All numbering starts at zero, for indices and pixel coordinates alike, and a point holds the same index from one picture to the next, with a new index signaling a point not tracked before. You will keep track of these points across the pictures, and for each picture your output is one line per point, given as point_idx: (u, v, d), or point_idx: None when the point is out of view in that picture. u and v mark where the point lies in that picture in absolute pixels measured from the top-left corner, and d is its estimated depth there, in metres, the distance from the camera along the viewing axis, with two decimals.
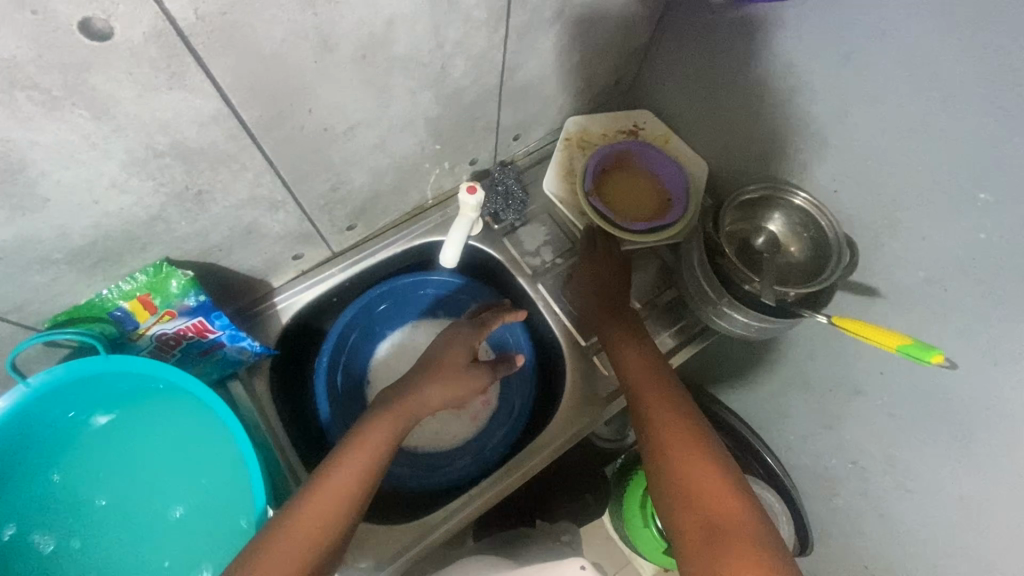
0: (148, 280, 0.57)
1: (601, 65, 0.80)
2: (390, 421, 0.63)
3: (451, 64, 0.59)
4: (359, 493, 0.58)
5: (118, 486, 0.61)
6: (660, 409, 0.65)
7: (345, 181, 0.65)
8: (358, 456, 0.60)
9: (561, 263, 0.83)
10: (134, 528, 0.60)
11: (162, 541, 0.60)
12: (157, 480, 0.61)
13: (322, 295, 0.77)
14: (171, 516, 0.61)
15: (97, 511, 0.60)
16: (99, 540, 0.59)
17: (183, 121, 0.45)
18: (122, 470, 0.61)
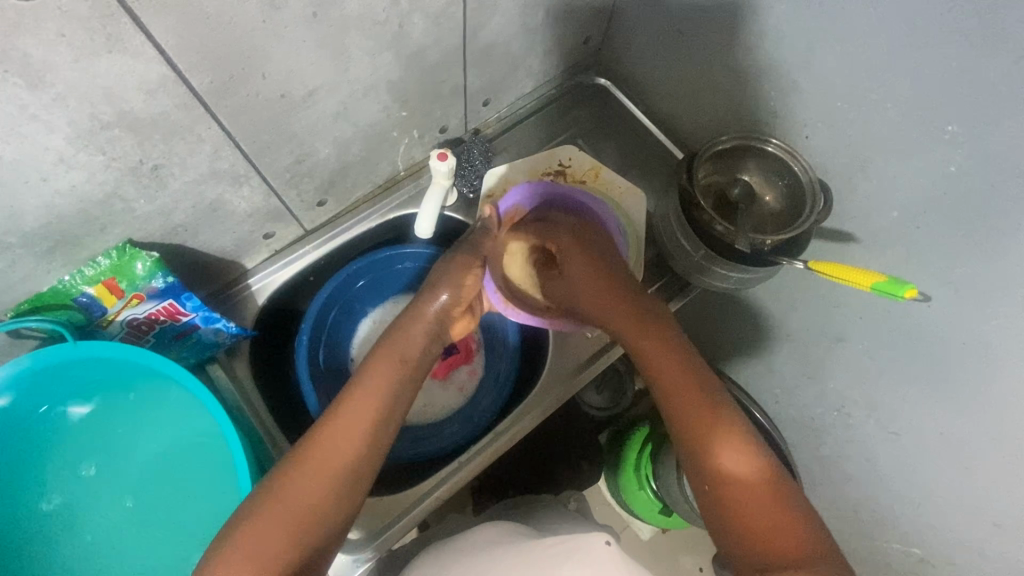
0: (112, 263, 0.55)
1: (568, 22, 0.78)
2: (371, 388, 0.62)
3: (409, 22, 0.57)
4: (343, 471, 0.57)
5: (130, 507, 0.60)
6: (685, 398, 0.62)
7: (310, 152, 0.64)
8: (334, 431, 0.58)
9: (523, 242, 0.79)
10: (170, 472, 0.61)
11: (182, 452, 0.61)
12: (103, 503, 0.60)
13: (298, 274, 0.76)
14: (135, 447, 0.61)
15: (160, 504, 0.61)
16: (173, 516, 0.60)
17: (128, 88, 0.43)
18: (114, 498, 0.60)
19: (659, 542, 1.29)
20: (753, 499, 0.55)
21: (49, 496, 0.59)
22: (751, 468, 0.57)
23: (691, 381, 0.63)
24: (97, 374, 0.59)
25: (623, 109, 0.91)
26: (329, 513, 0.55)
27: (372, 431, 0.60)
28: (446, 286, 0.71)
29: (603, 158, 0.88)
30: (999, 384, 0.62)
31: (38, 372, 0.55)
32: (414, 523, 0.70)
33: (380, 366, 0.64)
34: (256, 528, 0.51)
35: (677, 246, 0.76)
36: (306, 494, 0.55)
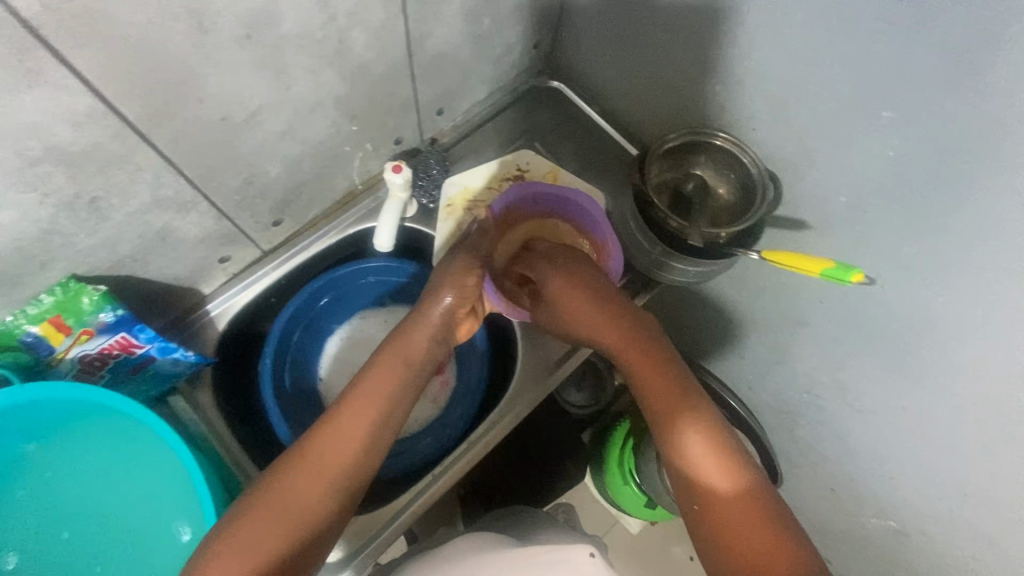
0: (56, 300, 0.54)
1: (515, 27, 0.79)
2: (369, 398, 0.62)
3: (349, 37, 0.57)
4: (336, 482, 0.57)
5: (121, 530, 0.60)
6: (665, 404, 0.64)
7: (259, 172, 0.63)
8: (332, 442, 0.59)
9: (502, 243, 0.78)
10: (140, 484, 0.60)
11: (140, 462, 0.60)
12: (94, 538, 0.59)
13: (258, 296, 0.75)
14: (73, 492, 0.59)
15: (147, 513, 0.60)
16: (142, 539, 0.59)
17: (55, 122, 0.42)
18: (102, 529, 0.59)
19: (649, 534, 1.30)
20: (733, 508, 0.57)
21: (44, 550, 0.58)
22: (730, 475, 0.59)
23: (677, 391, 0.64)
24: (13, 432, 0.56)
25: (578, 110, 0.91)
26: (317, 524, 0.56)
27: (367, 443, 0.60)
28: (449, 290, 0.69)
29: (562, 160, 0.89)
30: (954, 358, 0.64)
31: None
32: (391, 537, 0.70)
33: (379, 376, 0.64)
34: (241, 538, 0.52)
35: (636, 243, 0.77)
36: (294, 502, 0.55)
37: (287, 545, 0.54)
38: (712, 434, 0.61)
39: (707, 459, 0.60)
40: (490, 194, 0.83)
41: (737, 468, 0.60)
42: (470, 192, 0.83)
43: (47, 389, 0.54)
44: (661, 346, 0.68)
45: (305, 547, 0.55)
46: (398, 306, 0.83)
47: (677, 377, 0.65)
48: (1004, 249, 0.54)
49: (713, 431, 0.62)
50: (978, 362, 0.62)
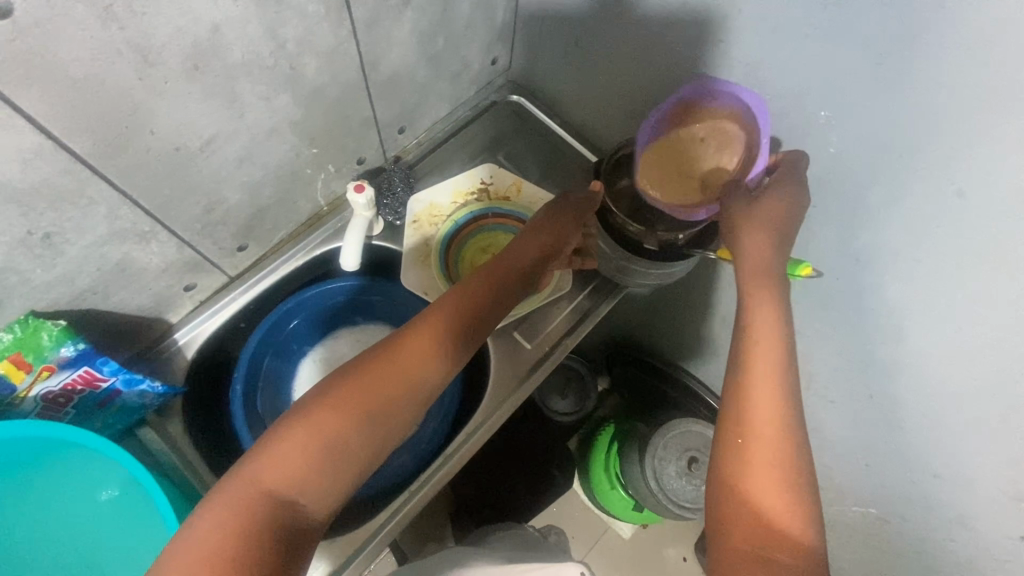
0: (16, 338, 0.53)
1: (470, 46, 0.81)
2: (437, 347, 0.59)
3: (301, 63, 0.58)
4: (381, 427, 0.54)
5: (107, 539, 0.60)
6: (763, 364, 0.56)
7: (219, 200, 0.63)
8: (420, 349, 0.58)
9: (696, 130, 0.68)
10: (97, 495, 0.60)
11: (82, 475, 0.59)
12: (87, 555, 0.60)
13: (226, 322, 0.75)
14: (44, 528, 0.59)
15: (118, 515, 0.60)
16: (128, 540, 0.60)
17: (2, 160, 0.42)
18: (89, 545, 0.60)
19: (641, 537, 1.30)
20: (775, 538, 0.49)
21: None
22: (791, 509, 0.50)
23: (770, 401, 0.54)
24: None
25: (540, 122, 0.93)
26: (345, 472, 0.51)
27: (424, 397, 0.57)
28: (550, 218, 0.71)
29: (525, 171, 0.90)
30: (911, 343, 0.66)
31: None
32: (366, 561, 0.69)
33: (456, 296, 0.64)
34: (311, 427, 0.50)
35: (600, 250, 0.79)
36: (365, 400, 0.53)
37: (317, 478, 0.49)
38: (789, 459, 0.52)
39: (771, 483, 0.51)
40: (455, 208, 0.84)
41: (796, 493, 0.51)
42: (435, 208, 0.84)
43: None
44: (741, 326, 0.60)
45: (325, 492, 0.50)
46: (370, 323, 0.83)
47: (774, 376, 0.55)
48: (943, 235, 0.56)
49: (784, 444, 0.53)
50: (932, 345, 0.64)
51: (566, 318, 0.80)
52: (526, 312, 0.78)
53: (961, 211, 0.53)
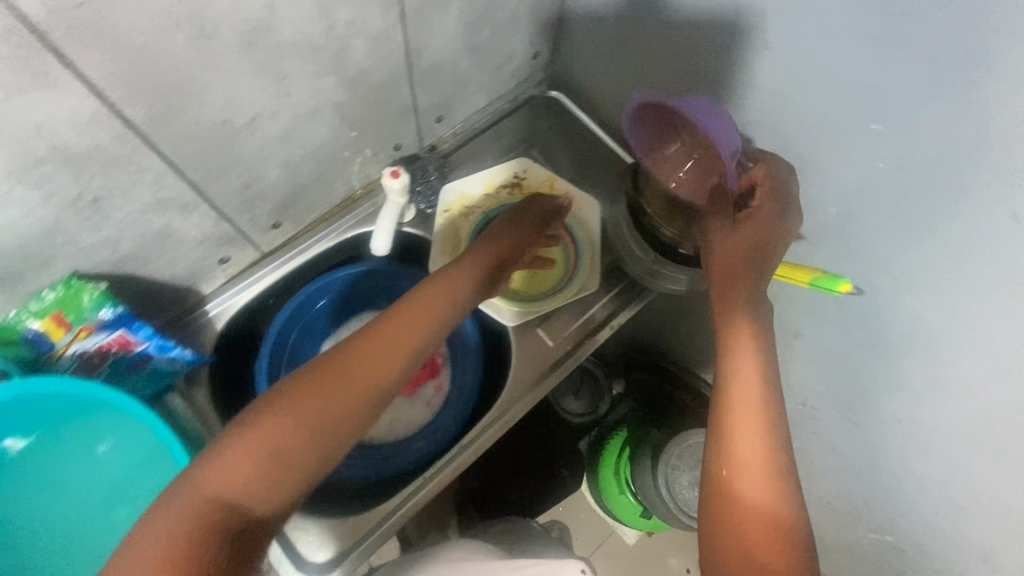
0: (58, 297, 0.55)
1: (514, 40, 0.80)
2: (385, 354, 0.58)
3: (349, 46, 0.59)
4: (334, 432, 0.53)
5: (128, 504, 0.61)
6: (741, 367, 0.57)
7: (258, 176, 0.64)
8: (373, 359, 0.57)
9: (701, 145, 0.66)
10: (127, 457, 0.62)
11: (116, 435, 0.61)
12: (108, 518, 0.61)
13: (256, 297, 0.77)
14: (73, 485, 0.61)
15: (142, 480, 0.61)
16: (150, 507, 0.61)
17: (61, 123, 0.44)
18: (110, 508, 0.61)
19: (646, 545, 1.29)
20: (774, 555, 0.49)
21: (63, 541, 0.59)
22: (780, 515, 0.51)
23: (752, 412, 0.55)
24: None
25: (577, 120, 0.93)
26: (297, 475, 0.50)
27: (371, 398, 0.56)
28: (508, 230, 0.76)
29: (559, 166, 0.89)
30: (948, 370, 0.63)
31: None
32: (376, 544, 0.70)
33: (419, 304, 0.64)
34: (256, 440, 0.49)
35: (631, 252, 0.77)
36: (313, 412, 0.52)
37: (261, 490, 0.49)
38: (773, 470, 0.53)
39: (759, 498, 0.51)
40: (487, 200, 0.84)
41: (779, 489, 0.52)
42: (467, 199, 0.84)
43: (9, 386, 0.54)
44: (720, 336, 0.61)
45: (269, 504, 0.49)
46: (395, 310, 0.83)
47: (754, 380, 0.57)
48: (993, 262, 0.54)
49: (764, 443, 0.54)
50: (970, 374, 0.61)
51: (590, 318, 0.78)
52: (551, 309, 0.78)
53: (1014, 237, 0.51)
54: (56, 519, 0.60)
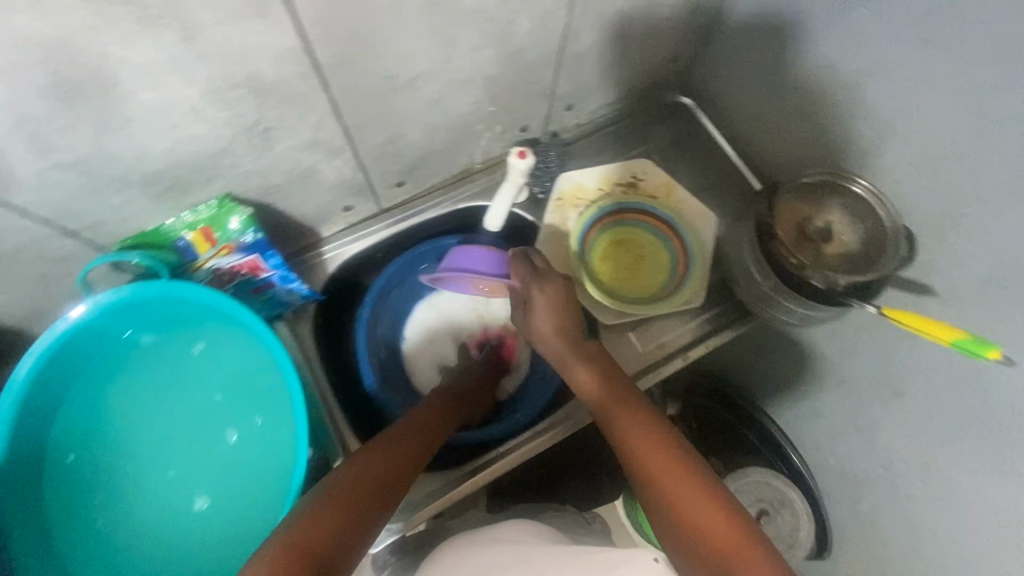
0: (211, 214, 0.59)
1: (662, 41, 0.79)
2: (425, 416, 0.65)
3: (516, 22, 0.60)
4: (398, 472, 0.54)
5: (212, 418, 0.62)
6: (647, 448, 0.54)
7: (400, 134, 0.66)
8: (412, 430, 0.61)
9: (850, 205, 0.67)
10: (216, 371, 0.64)
11: (209, 347, 0.64)
12: (193, 433, 0.62)
13: (367, 249, 0.79)
14: (163, 399, 0.63)
15: (229, 394, 0.63)
16: (235, 422, 0.62)
17: (264, 53, 0.46)
18: (195, 423, 0.62)
19: None
20: (716, 542, 0.45)
21: (153, 450, 0.61)
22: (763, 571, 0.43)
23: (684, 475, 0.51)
24: (102, 339, 0.60)
25: (703, 129, 0.88)
26: (376, 505, 0.50)
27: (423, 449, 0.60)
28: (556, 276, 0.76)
29: (676, 175, 0.86)
30: None
31: (70, 341, 0.58)
32: (443, 507, 0.72)
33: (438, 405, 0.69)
34: (333, 496, 0.48)
35: (746, 273, 0.74)
36: (376, 468, 0.53)
37: (344, 536, 0.46)
38: (758, 540, 0.45)
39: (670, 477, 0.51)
40: (601, 195, 0.83)
41: (758, 546, 0.45)
42: (581, 190, 0.83)
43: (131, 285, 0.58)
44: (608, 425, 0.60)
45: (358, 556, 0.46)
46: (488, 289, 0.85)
47: (662, 455, 0.53)
48: None
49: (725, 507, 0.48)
50: None
51: (685, 333, 0.77)
52: (649, 315, 0.77)
53: None
54: (145, 429, 0.62)
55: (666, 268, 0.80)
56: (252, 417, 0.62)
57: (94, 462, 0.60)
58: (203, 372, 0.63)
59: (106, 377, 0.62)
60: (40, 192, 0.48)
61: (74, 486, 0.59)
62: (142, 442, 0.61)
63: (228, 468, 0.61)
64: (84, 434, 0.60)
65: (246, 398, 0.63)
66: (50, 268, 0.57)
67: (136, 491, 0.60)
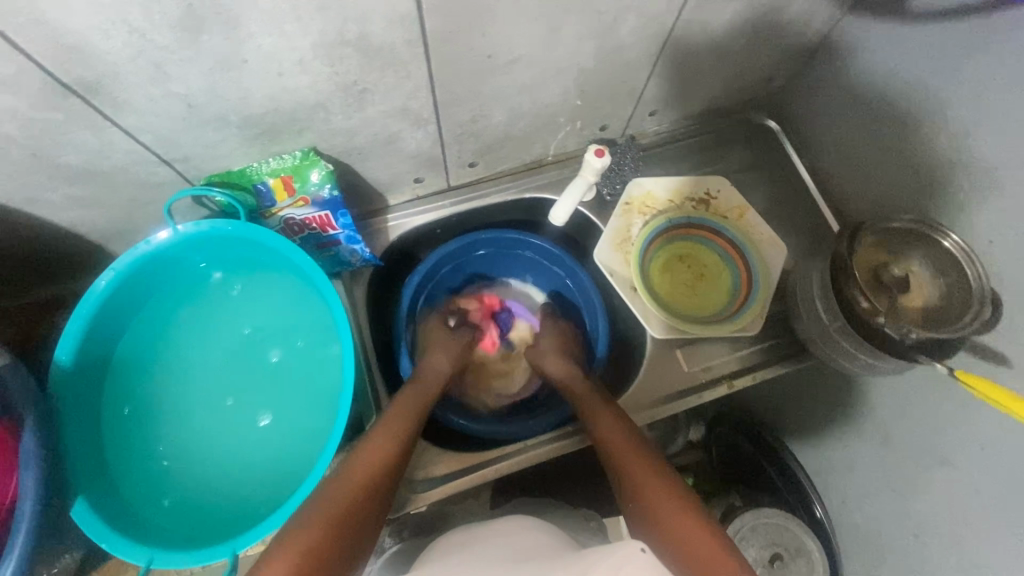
0: (294, 163, 0.61)
1: (762, 59, 0.76)
2: (394, 425, 0.59)
3: (624, 19, 0.59)
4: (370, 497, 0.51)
5: (258, 350, 0.65)
6: (638, 469, 0.55)
7: (485, 115, 0.67)
8: (376, 441, 0.56)
9: (939, 256, 0.63)
10: (255, 309, 0.66)
11: (244, 290, 0.66)
12: (239, 367, 0.65)
13: (429, 223, 0.80)
14: (209, 338, 0.65)
15: (271, 325, 0.66)
16: (282, 352, 0.65)
17: (380, 15, 0.47)
18: (240, 357, 0.65)
19: None
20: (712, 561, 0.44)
21: (204, 383, 0.64)
22: None
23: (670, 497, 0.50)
24: (146, 289, 0.63)
25: (785, 156, 0.85)
26: (348, 540, 0.46)
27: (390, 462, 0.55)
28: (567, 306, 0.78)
29: (750, 198, 0.83)
30: None
31: (121, 286, 0.60)
32: (450, 492, 0.69)
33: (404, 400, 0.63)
34: (299, 535, 0.44)
35: (811, 311, 0.70)
36: (346, 498, 0.49)
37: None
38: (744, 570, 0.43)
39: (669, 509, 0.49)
40: (670, 207, 0.81)
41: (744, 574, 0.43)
42: (651, 199, 0.81)
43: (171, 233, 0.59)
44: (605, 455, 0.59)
45: None
46: (539, 283, 0.85)
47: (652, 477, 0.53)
48: None
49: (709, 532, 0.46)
50: None
51: (733, 360, 0.75)
52: (701, 335, 0.75)
53: None
54: (195, 366, 0.65)
55: (727, 291, 0.79)
56: (304, 359, 0.65)
57: (156, 380, 0.63)
58: (264, 311, 0.66)
59: (175, 303, 0.65)
60: (148, 119, 0.50)
61: (135, 399, 0.62)
62: (201, 368, 0.64)
63: (277, 403, 0.63)
64: (150, 353, 0.64)
65: (301, 340, 0.65)
66: (139, 193, 0.59)
67: (190, 413, 0.63)
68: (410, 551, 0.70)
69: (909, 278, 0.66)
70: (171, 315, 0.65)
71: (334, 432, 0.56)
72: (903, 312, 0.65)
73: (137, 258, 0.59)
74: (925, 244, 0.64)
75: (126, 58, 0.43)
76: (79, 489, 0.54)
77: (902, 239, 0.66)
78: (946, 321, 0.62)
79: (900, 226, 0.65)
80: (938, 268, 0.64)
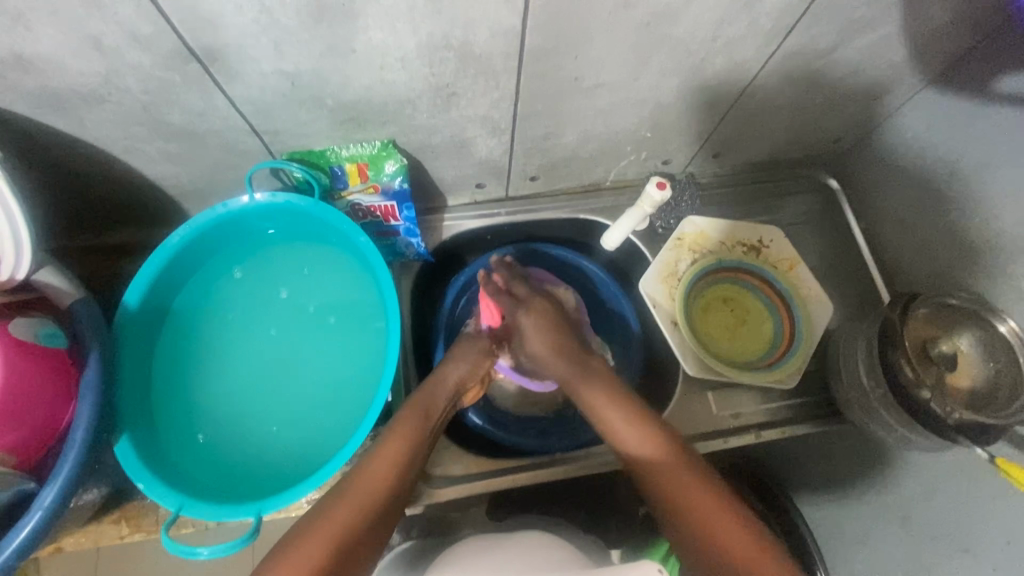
0: (372, 153, 0.63)
1: (833, 119, 0.77)
2: (391, 441, 0.59)
3: (711, 60, 0.61)
4: (376, 513, 0.55)
5: (286, 303, 0.68)
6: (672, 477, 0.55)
7: (557, 133, 0.69)
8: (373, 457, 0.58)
9: (996, 338, 0.62)
10: (266, 278, 0.69)
11: (250, 265, 0.69)
12: (270, 323, 0.67)
13: (481, 228, 0.82)
14: (234, 315, 0.67)
15: (286, 276, 0.69)
16: (310, 298, 0.68)
17: (486, 26, 0.50)
18: (271, 314, 0.68)
19: None
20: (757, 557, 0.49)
21: (247, 347, 0.66)
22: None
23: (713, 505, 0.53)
24: (170, 286, 0.64)
25: (841, 217, 0.85)
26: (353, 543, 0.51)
27: (397, 453, 0.59)
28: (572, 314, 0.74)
29: (802, 252, 0.84)
30: None
31: (156, 277, 0.62)
32: (464, 494, 0.69)
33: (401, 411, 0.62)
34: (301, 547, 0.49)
35: (851, 375, 0.69)
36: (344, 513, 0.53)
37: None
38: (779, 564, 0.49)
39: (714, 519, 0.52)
40: (721, 249, 0.81)
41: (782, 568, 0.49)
42: (704, 238, 0.81)
43: (194, 221, 0.61)
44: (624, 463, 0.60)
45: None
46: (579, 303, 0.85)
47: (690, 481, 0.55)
48: None
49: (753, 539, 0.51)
50: None
51: (762, 411, 0.75)
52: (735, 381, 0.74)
53: None
54: (232, 338, 0.66)
55: (766, 340, 0.79)
56: (328, 289, 0.68)
57: (204, 343, 0.66)
58: (320, 286, 0.69)
59: (236, 265, 0.68)
60: (251, 91, 0.53)
61: (179, 381, 0.64)
62: (252, 331, 0.67)
63: (319, 377, 0.65)
64: (207, 309, 0.67)
65: (351, 319, 0.67)
66: (223, 157, 0.62)
67: (235, 378, 0.65)
68: (413, 548, 0.70)
69: (957, 357, 0.66)
70: (191, 308, 0.66)
71: (389, 363, 0.60)
72: (949, 391, 0.65)
73: (212, 217, 0.62)
74: (981, 325, 0.63)
75: (250, 32, 0.46)
76: (124, 425, 0.57)
77: (956, 316, 0.65)
78: (992, 406, 0.62)
79: (957, 302, 0.64)
80: (991, 352, 0.63)
